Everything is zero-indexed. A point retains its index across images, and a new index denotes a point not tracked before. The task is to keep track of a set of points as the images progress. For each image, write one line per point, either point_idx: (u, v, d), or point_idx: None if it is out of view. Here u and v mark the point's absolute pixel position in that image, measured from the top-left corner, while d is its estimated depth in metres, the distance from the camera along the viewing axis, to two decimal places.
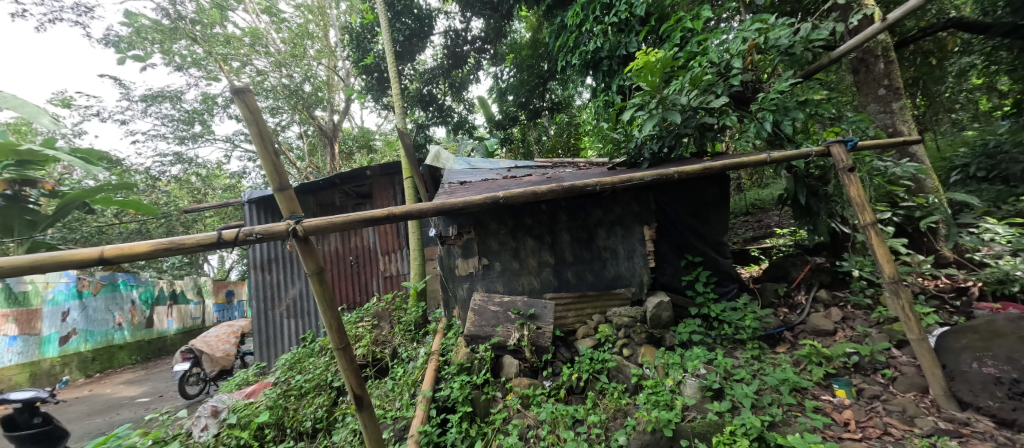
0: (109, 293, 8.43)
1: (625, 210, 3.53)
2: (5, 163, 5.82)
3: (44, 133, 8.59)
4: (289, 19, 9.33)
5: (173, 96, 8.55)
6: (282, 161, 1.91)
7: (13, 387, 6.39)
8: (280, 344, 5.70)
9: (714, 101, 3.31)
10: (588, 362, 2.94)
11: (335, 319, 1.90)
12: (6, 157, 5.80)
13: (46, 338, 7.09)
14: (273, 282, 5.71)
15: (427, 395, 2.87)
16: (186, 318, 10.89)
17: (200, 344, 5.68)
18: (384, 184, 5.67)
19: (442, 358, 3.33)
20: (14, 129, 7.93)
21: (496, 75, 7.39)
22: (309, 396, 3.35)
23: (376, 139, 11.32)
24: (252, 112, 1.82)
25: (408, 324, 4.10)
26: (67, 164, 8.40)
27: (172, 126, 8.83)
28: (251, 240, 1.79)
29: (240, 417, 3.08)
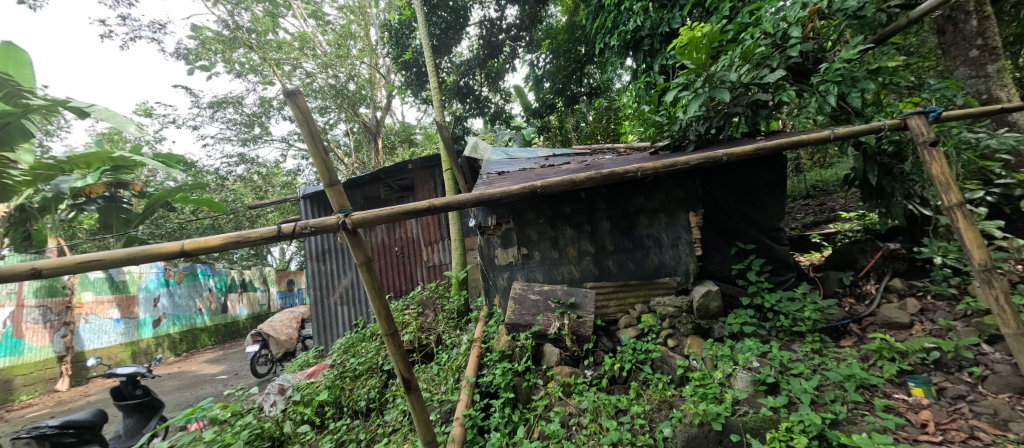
0: (191, 282, 9.45)
1: (668, 196, 3.38)
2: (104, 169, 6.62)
3: (132, 141, 9.69)
4: (333, 21, 9.74)
5: (236, 101, 9.26)
6: (331, 158, 2.02)
7: (120, 363, 7.37)
8: (336, 329, 6.10)
9: (768, 75, 3.05)
10: (631, 351, 2.90)
11: (384, 307, 2.01)
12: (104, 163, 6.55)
13: (144, 321, 8.10)
14: (328, 272, 6.09)
15: (470, 380, 2.94)
16: (255, 304, 12.00)
17: (267, 328, 6.22)
18: (425, 177, 5.83)
19: (485, 345, 3.41)
20: (109, 138, 9.06)
21: (533, 62, 7.31)
22: (363, 378, 3.58)
23: (417, 133, 11.65)
24: (303, 113, 1.93)
25: (452, 312, 4.24)
26: (152, 168, 9.43)
27: (236, 130, 9.60)
28: (306, 233, 1.92)
29: (304, 395, 3.35)
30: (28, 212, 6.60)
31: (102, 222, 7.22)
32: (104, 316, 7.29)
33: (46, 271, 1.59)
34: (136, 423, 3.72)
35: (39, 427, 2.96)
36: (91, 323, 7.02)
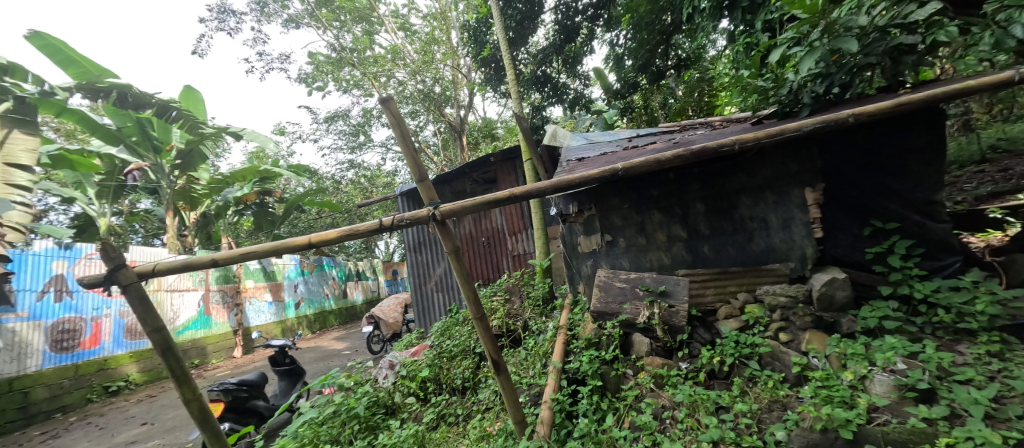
0: (320, 272, 11.16)
1: (776, 171, 2.96)
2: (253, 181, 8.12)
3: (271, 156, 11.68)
4: (419, 30, 10.45)
5: (344, 114, 10.54)
6: (421, 156, 2.20)
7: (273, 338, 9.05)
8: (434, 314, 6.65)
9: (916, 11, 2.46)
10: (733, 345, 2.64)
11: (472, 293, 2.14)
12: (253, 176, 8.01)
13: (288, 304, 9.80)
14: (425, 262, 6.66)
15: (557, 366, 2.97)
16: (368, 291, 13.68)
17: (378, 312, 7.04)
18: (507, 169, 5.98)
19: (571, 332, 3.42)
20: (256, 156, 11.06)
21: (612, 41, 6.95)
22: (458, 358, 3.86)
23: (498, 127, 11.96)
24: (395, 117, 2.13)
25: (537, 299, 4.32)
26: (287, 177, 11.27)
27: (346, 139, 10.95)
28: (403, 225, 2.13)
29: (409, 370, 3.73)
30: (208, 218, 8.74)
31: (258, 224, 9.21)
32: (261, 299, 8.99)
33: (222, 261, 2.05)
34: (288, 385, 4.54)
35: (224, 383, 3.77)
36: (252, 303, 8.68)
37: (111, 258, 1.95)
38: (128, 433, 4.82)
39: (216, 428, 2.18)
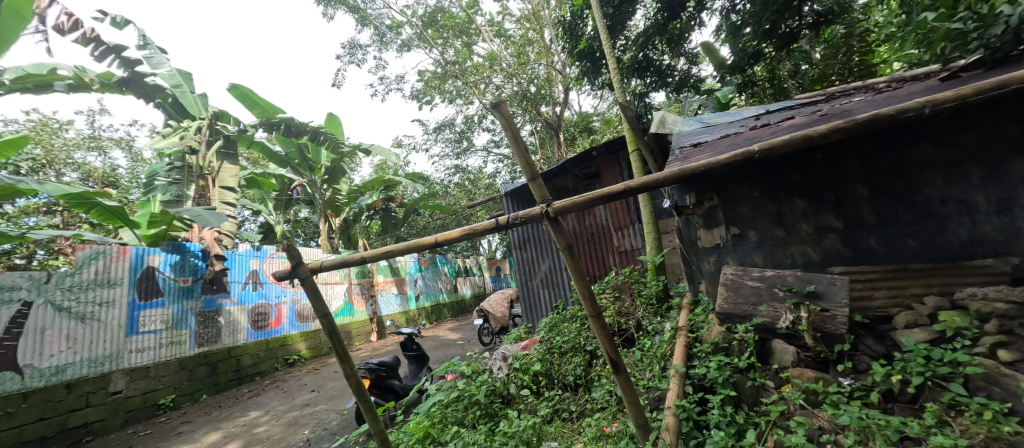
0: (434, 268, 12.28)
1: (989, 134, 2.12)
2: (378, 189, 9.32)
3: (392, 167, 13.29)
4: (513, 34, 10.72)
5: (449, 123, 11.39)
6: (531, 155, 2.22)
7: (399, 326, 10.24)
8: (539, 310, 6.78)
9: None
10: (924, 361, 2.06)
11: (588, 290, 2.10)
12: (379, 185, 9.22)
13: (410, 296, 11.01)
14: (528, 259, 6.83)
15: (680, 370, 2.74)
16: (475, 286, 14.62)
17: (486, 306, 7.40)
18: (610, 162, 5.77)
19: (692, 335, 3.13)
20: (381, 168, 12.68)
21: (726, 9, 6.16)
22: (568, 355, 3.85)
23: (596, 120, 11.64)
24: (506, 120, 2.20)
25: (650, 297, 4.07)
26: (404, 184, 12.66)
27: (451, 146, 11.82)
28: (517, 224, 2.18)
29: (521, 363, 3.82)
30: (349, 222, 10.54)
31: (387, 225, 10.86)
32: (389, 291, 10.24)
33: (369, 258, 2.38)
34: (415, 369, 5.08)
35: (367, 363, 4.38)
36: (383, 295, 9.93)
37: (294, 257, 2.41)
38: (302, 397, 5.94)
39: (369, 402, 2.53)
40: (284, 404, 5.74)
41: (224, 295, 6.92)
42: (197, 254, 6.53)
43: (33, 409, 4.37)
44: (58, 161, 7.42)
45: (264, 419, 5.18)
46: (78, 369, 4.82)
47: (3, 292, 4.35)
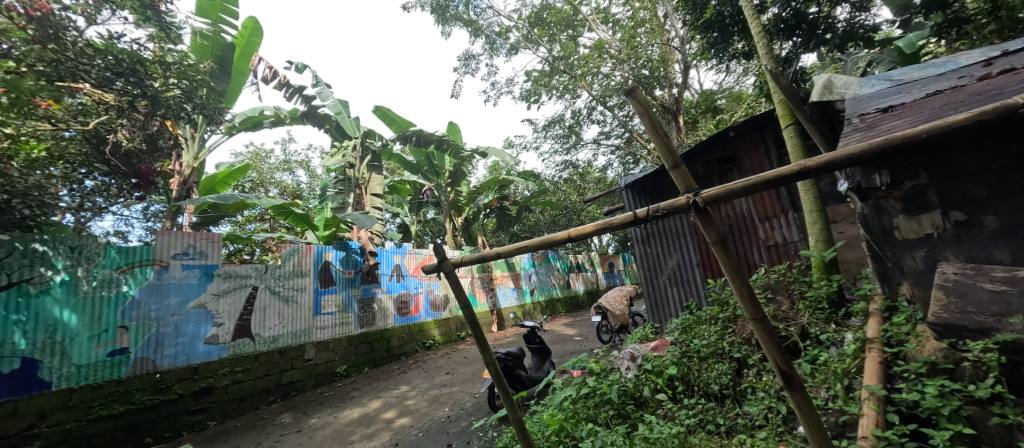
0: (547, 264, 12.56)
1: None
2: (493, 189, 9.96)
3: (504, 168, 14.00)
4: (622, 17, 10.18)
5: (559, 119, 11.43)
6: (671, 139, 2.00)
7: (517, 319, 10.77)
8: (667, 309, 6.36)
9: None
10: None
11: (746, 288, 1.79)
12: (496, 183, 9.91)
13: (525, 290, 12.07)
14: (652, 255, 6.50)
15: (876, 392, 2.23)
16: (587, 281, 14.52)
17: (604, 303, 7.25)
18: (752, 143, 5.12)
19: (892, 351, 2.54)
20: (494, 169, 13.44)
21: None
22: (709, 361, 3.51)
23: (721, 97, 10.39)
24: (642, 105, 2.03)
25: (818, 300, 3.46)
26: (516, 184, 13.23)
27: (560, 142, 11.87)
28: (659, 215, 2.02)
29: (654, 365, 3.58)
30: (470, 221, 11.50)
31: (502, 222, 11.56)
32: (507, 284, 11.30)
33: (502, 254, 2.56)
34: (538, 361, 5.25)
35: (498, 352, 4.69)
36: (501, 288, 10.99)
37: (440, 254, 2.68)
38: (440, 378, 6.67)
39: (506, 388, 2.72)
40: (427, 381, 6.54)
41: (377, 285, 8.15)
42: (357, 251, 7.77)
43: (263, 367, 5.80)
44: (264, 181, 9.72)
45: (412, 393, 5.96)
46: (285, 339, 6.22)
47: (242, 279, 5.80)
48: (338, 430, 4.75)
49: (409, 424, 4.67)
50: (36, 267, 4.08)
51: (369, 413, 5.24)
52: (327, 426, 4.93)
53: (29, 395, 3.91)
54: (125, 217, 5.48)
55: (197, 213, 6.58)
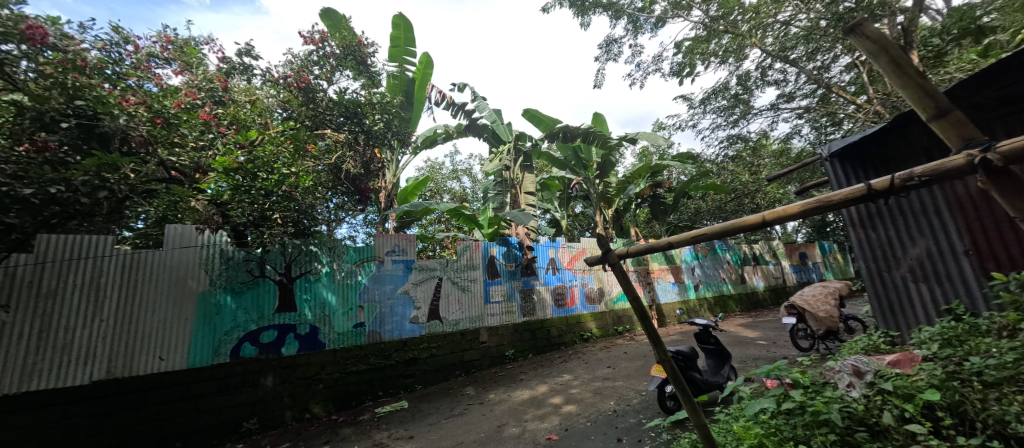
0: None
1: None
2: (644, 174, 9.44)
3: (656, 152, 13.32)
4: None
5: (722, 88, 10.04)
6: (932, 81, 1.53)
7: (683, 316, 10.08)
8: (910, 314, 4.56)
9: None
10: None
11: None
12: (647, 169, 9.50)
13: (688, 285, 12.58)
14: (882, 240, 4.79)
15: None
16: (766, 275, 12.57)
17: (800, 302, 6.12)
18: None
19: None
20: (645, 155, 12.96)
21: None
22: (1006, 390, 2.50)
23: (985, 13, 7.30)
24: (877, 45, 1.61)
25: None
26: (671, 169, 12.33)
27: (724, 115, 10.48)
28: (913, 185, 1.55)
29: (897, 387, 2.75)
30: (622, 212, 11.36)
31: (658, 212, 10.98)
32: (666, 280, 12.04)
33: (674, 244, 2.40)
34: (715, 364, 4.77)
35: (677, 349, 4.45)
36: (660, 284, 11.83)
37: (603, 244, 2.64)
38: (602, 371, 6.71)
39: (684, 388, 2.56)
40: (588, 373, 6.66)
41: (535, 278, 8.67)
42: (516, 246, 8.41)
43: (450, 344, 6.94)
44: (440, 190, 11.51)
45: (575, 382, 6.14)
46: (465, 323, 7.25)
47: (430, 271, 6.97)
48: (513, 407, 5.25)
49: (577, 412, 4.81)
50: (313, 262, 5.71)
51: (537, 396, 5.63)
52: (504, 402, 5.50)
53: (316, 351, 5.58)
54: (354, 224, 7.17)
55: (397, 219, 8.22)
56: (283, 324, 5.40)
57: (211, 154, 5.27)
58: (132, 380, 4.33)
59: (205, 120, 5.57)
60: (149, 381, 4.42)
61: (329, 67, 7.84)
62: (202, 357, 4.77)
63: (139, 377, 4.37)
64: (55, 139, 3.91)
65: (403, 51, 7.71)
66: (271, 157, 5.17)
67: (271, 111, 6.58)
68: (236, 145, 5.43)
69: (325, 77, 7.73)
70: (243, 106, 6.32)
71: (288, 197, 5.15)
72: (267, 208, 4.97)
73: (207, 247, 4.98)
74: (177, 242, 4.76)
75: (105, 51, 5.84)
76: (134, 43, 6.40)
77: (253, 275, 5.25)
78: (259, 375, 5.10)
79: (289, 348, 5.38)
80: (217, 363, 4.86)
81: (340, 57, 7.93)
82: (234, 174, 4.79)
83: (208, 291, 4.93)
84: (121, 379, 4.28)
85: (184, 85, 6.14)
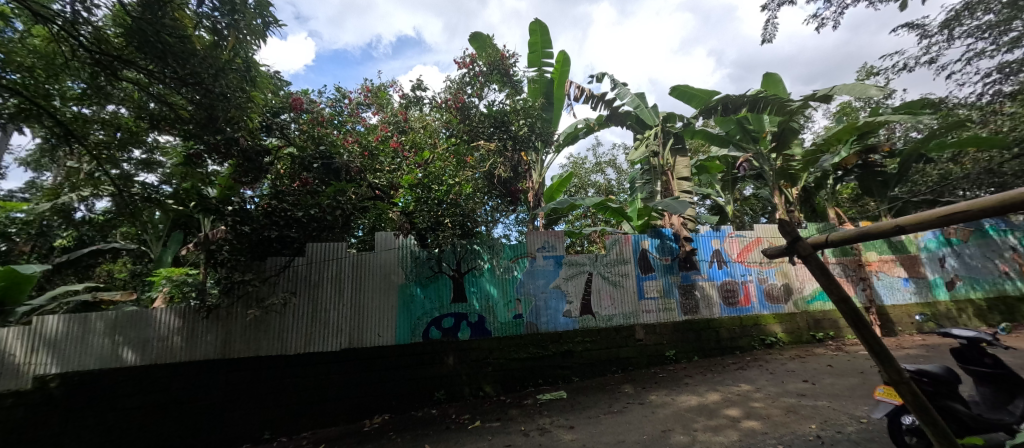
0: None
1: None
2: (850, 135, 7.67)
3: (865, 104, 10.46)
4: None
5: None
6: None
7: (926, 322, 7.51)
8: None
9: None
10: None
11: None
12: (853, 132, 7.61)
13: (933, 282, 9.60)
14: None
15: None
16: None
17: None
18: None
19: None
20: (844, 112, 10.58)
21: None
22: None
23: None
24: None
25: None
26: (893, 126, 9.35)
27: (992, 36, 7.33)
28: None
29: None
30: (813, 188, 9.58)
31: (878, 185, 8.91)
32: (895, 275, 9.35)
33: (911, 227, 1.53)
34: (996, 395, 3.48)
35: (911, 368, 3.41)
36: (885, 279, 9.24)
37: (787, 231, 1.91)
38: (795, 385, 5.58)
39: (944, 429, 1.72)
40: (776, 386, 5.60)
41: (697, 272, 7.80)
42: (671, 238, 7.72)
43: (604, 340, 6.90)
44: (584, 184, 11.52)
45: (758, 395, 5.25)
46: (619, 319, 7.08)
47: (579, 266, 7.03)
48: (678, 413, 4.85)
49: (761, 430, 4.10)
50: (477, 259, 6.48)
51: (708, 404, 5.05)
52: (668, 406, 5.14)
53: (484, 337, 6.34)
54: (507, 224, 7.81)
55: (545, 217, 8.57)
56: (458, 312, 6.31)
57: (396, 174, 6.68)
58: (360, 350, 5.75)
59: (394, 148, 7.01)
60: (371, 352, 5.80)
61: (479, 84, 8.79)
62: (404, 336, 5.98)
63: (365, 349, 5.78)
64: (311, 176, 5.78)
65: (541, 55, 8.02)
66: (440, 171, 6.19)
67: (439, 130, 8.01)
68: (415, 164, 6.64)
69: (476, 94, 8.69)
70: (418, 131, 7.67)
71: (455, 204, 5.96)
72: (440, 215, 5.92)
73: (402, 249, 6.13)
74: (381, 246, 6.03)
75: (332, 107, 8.00)
76: (349, 96, 8.55)
77: (434, 271, 6.25)
78: (442, 355, 6.10)
79: (463, 333, 6.26)
80: (414, 341, 6.02)
81: (487, 73, 8.82)
82: (415, 188, 5.91)
83: (405, 284, 6.09)
84: (354, 349, 5.74)
85: (380, 122, 7.89)
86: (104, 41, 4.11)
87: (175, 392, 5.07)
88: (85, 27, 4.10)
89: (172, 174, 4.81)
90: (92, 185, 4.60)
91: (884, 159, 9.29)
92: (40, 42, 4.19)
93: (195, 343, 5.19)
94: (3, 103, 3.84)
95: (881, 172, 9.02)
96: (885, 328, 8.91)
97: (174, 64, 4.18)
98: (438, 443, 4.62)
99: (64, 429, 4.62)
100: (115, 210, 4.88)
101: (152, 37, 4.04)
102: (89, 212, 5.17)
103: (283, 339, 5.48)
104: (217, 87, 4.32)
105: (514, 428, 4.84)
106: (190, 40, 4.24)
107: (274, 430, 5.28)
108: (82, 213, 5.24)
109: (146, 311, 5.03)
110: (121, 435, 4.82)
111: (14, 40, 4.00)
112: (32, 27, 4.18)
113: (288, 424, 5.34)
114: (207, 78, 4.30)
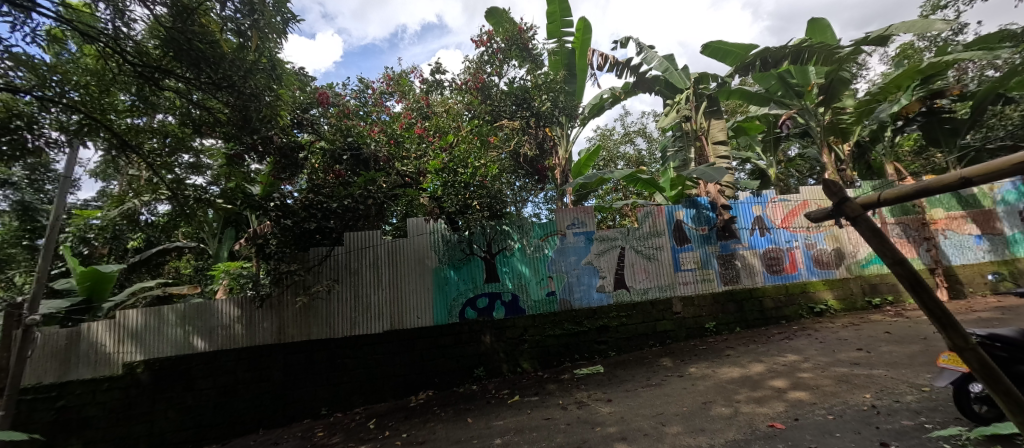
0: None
1: None
2: (912, 79, 6.87)
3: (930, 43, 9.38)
4: None
5: None
6: None
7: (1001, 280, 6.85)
8: None
9: None
10: None
11: None
12: (915, 76, 6.79)
13: (1010, 239, 8.71)
14: None
15: None
16: None
17: None
18: None
19: None
20: (904, 55, 9.57)
21: None
22: None
23: None
24: None
25: None
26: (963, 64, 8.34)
27: None
28: None
29: None
30: (869, 143, 8.81)
31: (939, 136, 8.16)
32: (965, 233, 8.50)
33: (978, 179, 1.34)
34: None
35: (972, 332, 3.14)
36: (953, 239, 8.41)
37: (830, 191, 1.73)
38: (848, 354, 5.28)
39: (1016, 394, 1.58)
40: (826, 355, 5.32)
41: (737, 241, 7.45)
42: (708, 207, 7.39)
43: (640, 314, 6.81)
44: (613, 157, 11.21)
45: (806, 365, 5.02)
46: (655, 292, 6.96)
47: (611, 241, 6.92)
48: (720, 385, 4.74)
49: (809, 401, 3.93)
50: (507, 240, 6.52)
51: (752, 376, 4.89)
52: (708, 378, 5.03)
53: (518, 315, 6.43)
54: (537, 202, 7.76)
55: (574, 193, 8.45)
56: (491, 292, 6.42)
57: (422, 159, 6.66)
58: (402, 332, 6.01)
59: (420, 134, 6.98)
60: (413, 333, 6.04)
61: (498, 61, 8.67)
62: (441, 317, 6.19)
63: (405, 331, 6.03)
64: (343, 168, 5.98)
65: (560, 24, 7.71)
66: (466, 154, 6.09)
67: (460, 113, 7.95)
68: (440, 149, 6.65)
69: (496, 72, 8.61)
70: (441, 115, 7.68)
71: (482, 186, 5.94)
72: (468, 198, 5.91)
73: (434, 234, 6.27)
74: (414, 232, 6.20)
75: (357, 98, 8.19)
76: (371, 86, 8.69)
77: (466, 254, 6.35)
78: (480, 334, 6.26)
79: (498, 312, 6.40)
80: (452, 322, 6.22)
81: (506, 49, 8.66)
82: (442, 172, 5.86)
83: (439, 268, 6.24)
84: (397, 331, 6.00)
85: (403, 110, 7.98)
86: (145, 53, 4.34)
87: (241, 374, 5.53)
88: (126, 42, 4.35)
89: (218, 175, 5.05)
90: (152, 189, 5.01)
91: (952, 104, 8.34)
92: (91, 60, 4.52)
93: (254, 329, 5.64)
94: (69, 120, 4.18)
95: (949, 119, 8.10)
96: (952, 290, 8.17)
97: (207, 69, 4.35)
98: (479, 416, 4.81)
99: (154, 408, 5.25)
100: (174, 212, 5.27)
101: (184, 45, 4.25)
102: (152, 216, 5.61)
103: (331, 323, 5.83)
104: (247, 87, 4.44)
105: (552, 402, 4.92)
106: (219, 44, 4.37)
107: (331, 406, 5.68)
108: (146, 217, 5.68)
109: (209, 303, 5.51)
110: (200, 413, 5.36)
111: (70, 60, 4.31)
112: (83, 46, 4.51)
113: (343, 401, 5.72)
114: (238, 80, 4.40)
